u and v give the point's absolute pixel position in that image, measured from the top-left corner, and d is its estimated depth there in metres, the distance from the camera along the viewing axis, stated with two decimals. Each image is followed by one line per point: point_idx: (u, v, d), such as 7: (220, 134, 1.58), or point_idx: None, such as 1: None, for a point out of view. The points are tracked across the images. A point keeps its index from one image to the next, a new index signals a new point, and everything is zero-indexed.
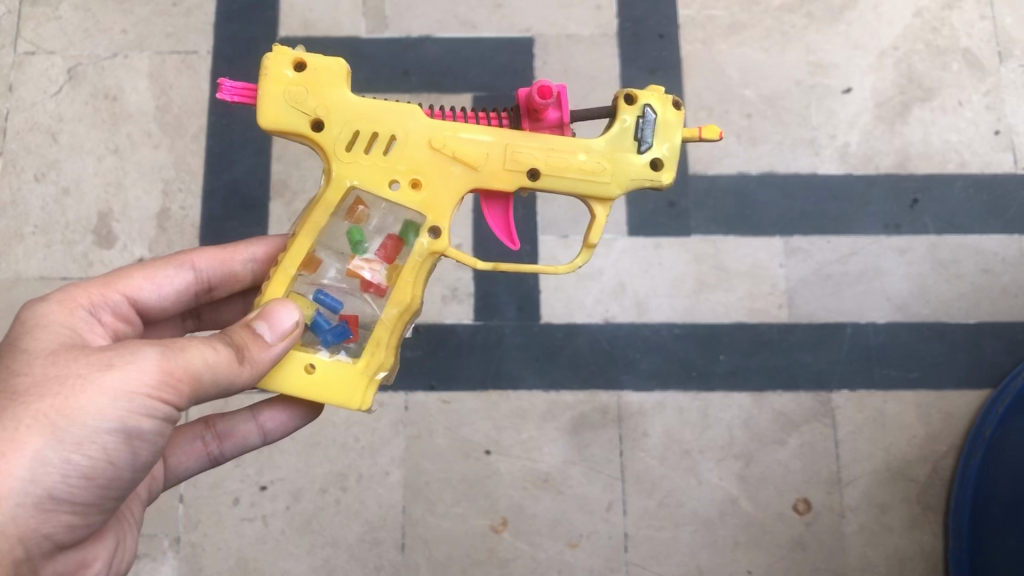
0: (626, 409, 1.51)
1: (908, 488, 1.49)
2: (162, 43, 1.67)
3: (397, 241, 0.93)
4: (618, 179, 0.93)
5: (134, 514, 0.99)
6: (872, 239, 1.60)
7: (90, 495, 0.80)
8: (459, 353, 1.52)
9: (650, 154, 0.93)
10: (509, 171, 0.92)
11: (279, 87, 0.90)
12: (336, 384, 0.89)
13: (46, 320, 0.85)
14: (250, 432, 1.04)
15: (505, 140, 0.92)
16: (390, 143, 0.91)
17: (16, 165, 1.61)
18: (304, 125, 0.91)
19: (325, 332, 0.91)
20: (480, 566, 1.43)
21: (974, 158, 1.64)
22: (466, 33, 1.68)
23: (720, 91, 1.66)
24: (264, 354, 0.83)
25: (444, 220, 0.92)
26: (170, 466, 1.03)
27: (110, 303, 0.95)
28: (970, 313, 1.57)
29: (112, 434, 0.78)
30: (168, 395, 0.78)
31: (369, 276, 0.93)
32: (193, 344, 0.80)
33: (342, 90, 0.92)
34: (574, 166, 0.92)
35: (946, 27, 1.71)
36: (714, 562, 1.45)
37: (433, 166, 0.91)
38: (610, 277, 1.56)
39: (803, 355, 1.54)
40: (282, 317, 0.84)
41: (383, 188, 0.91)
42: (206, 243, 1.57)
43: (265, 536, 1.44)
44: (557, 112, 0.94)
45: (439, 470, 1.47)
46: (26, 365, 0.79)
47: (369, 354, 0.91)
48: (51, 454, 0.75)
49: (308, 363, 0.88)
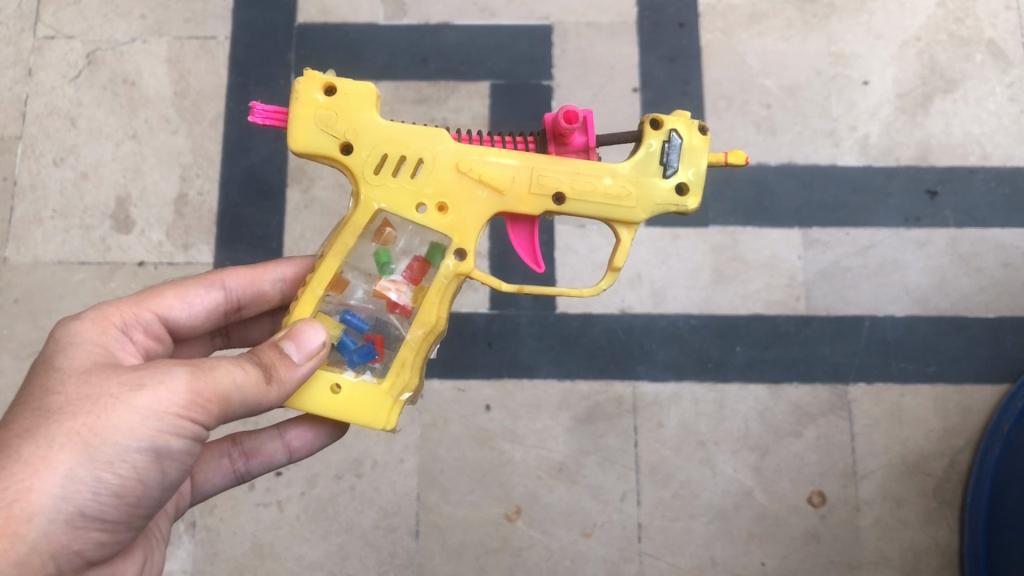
0: (643, 400, 1.50)
1: (925, 482, 1.48)
2: (182, 28, 1.67)
3: (423, 263, 0.93)
4: (643, 204, 0.92)
5: (161, 530, 0.99)
6: (891, 232, 1.59)
7: (120, 513, 0.80)
8: (476, 343, 1.52)
9: (675, 178, 0.93)
10: (534, 195, 0.91)
11: (309, 111, 0.90)
12: (360, 403, 0.89)
13: (79, 337, 0.86)
14: (276, 450, 1.04)
15: (532, 164, 0.92)
16: (417, 166, 0.91)
17: (36, 148, 1.62)
18: (334, 148, 0.91)
19: (352, 352, 0.90)
20: (494, 555, 1.44)
21: (996, 150, 1.63)
22: (485, 20, 1.67)
23: (741, 81, 1.65)
24: (290, 373, 0.83)
25: (470, 243, 0.92)
26: (197, 483, 1.04)
27: (144, 321, 0.95)
28: (989, 307, 1.56)
29: (142, 453, 0.78)
30: (196, 414, 0.79)
31: (395, 297, 0.93)
32: (222, 365, 0.80)
33: (371, 114, 0.91)
34: (599, 191, 0.92)
35: (971, 17, 1.69)
36: (728, 553, 1.45)
37: (459, 189, 0.91)
38: (627, 267, 1.56)
39: (821, 347, 1.53)
40: (310, 337, 0.85)
41: (410, 212, 0.91)
42: (225, 229, 1.57)
43: (280, 521, 1.45)
44: (583, 137, 0.94)
45: (455, 458, 1.47)
46: (59, 383, 0.80)
47: (394, 374, 0.91)
48: (83, 472, 0.76)
49: (334, 383, 0.89)
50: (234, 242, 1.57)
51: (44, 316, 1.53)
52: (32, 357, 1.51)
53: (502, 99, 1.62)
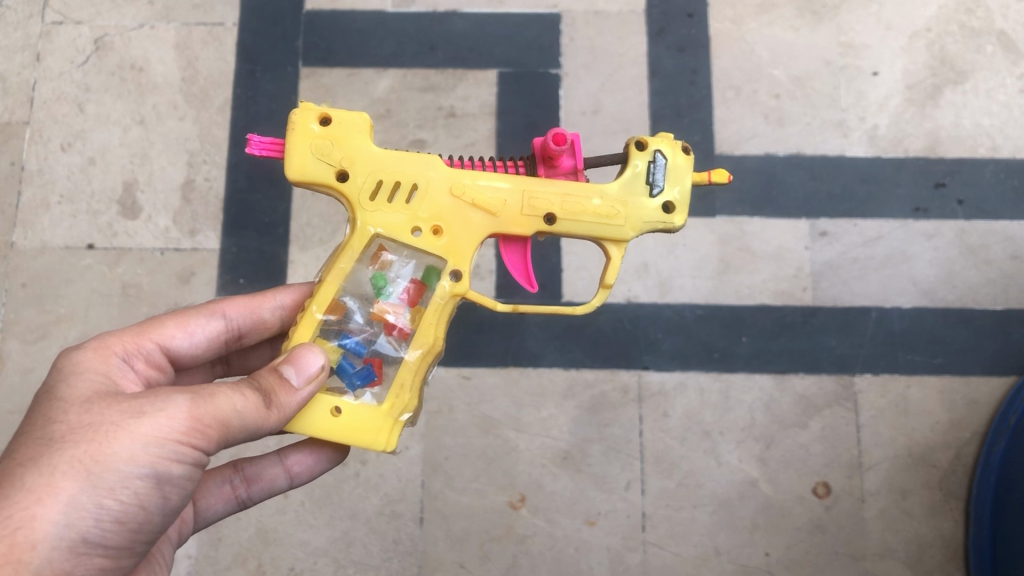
0: (648, 389, 1.50)
1: (930, 474, 1.48)
2: (190, 14, 1.67)
3: (419, 285, 0.93)
4: (631, 223, 0.93)
5: (164, 556, 0.99)
6: (899, 223, 1.58)
7: (122, 539, 0.80)
8: (481, 331, 1.52)
9: (662, 197, 0.93)
10: (527, 216, 0.92)
11: (305, 140, 0.91)
12: (360, 426, 0.89)
13: (81, 367, 0.86)
14: (277, 475, 1.05)
15: (523, 187, 0.92)
16: (412, 192, 0.92)
17: (43, 133, 1.62)
18: (330, 176, 0.91)
19: (351, 375, 0.90)
20: (498, 542, 1.44)
21: (1006, 142, 1.62)
22: (493, 8, 1.67)
23: (750, 71, 1.64)
24: (290, 398, 0.84)
25: (465, 263, 0.92)
26: (199, 509, 1.03)
27: (150, 351, 0.95)
28: (997, 299, 1.55)
29: (144, 480, 0.78)
30: (197, 441, 0.79)
31: (393, 319, 0.92)
32: (221, 391, 0.80)
33: (366, 143, 0.92)
34: (588, 211, 0.92)
35: (982, 8, 1.68)
36: (732, 543, 1.45)
37: (454, 213, 0.92)
38: (634, 256, 1.55)
39: (827, 338, 1.53)
40: (309, 361, 0.85)
41: (406, 236, 0.91)
42: (232, 216, 1.57)
43: (284, 508, 1.45)
44: (572, 160, 0.95)
45: (459, 445, 1.47)
46: (61, 412, 0.80)
47: (394, 396, 0.90)
48: (85, 499, 0.76)
49: (334, 407, 0.88)
50: (240, 229, 1.57)
51: (52, 301, 1.54)
52: (39, 342, 1.52)
53: (509, 87, 1.62)
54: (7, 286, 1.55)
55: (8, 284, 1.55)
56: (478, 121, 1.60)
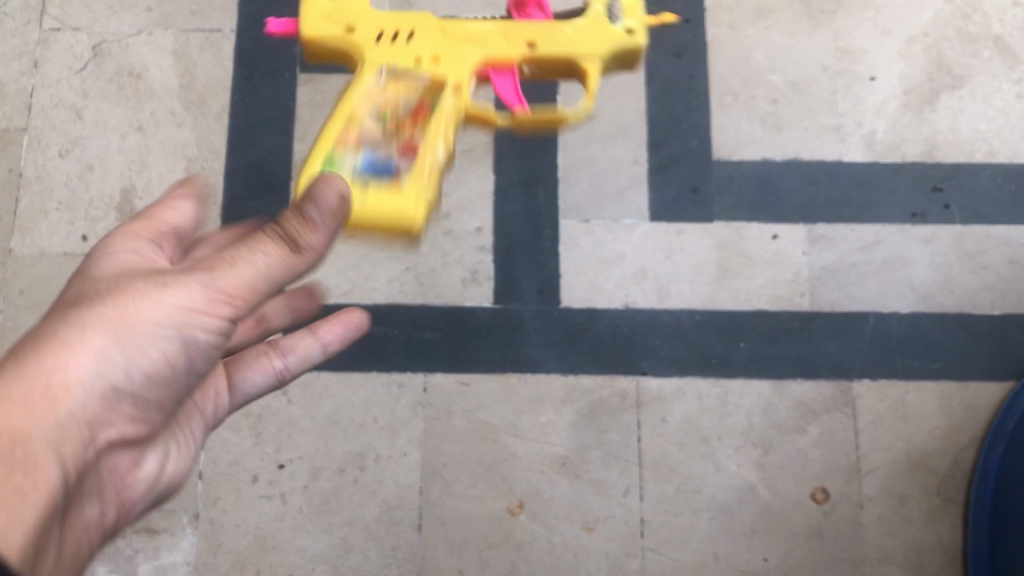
0: (646, 395, 1.50)
1: (929, 479, 1.48)
2: (188, 21, 1.67)
3: (424, 104, 1.03)
4: (598, 49, 1.06)
5: (191, 440, 0.88)
6: (896, 228, 1.58)
7: (142, 390, 0.70)
8: (480, 336, 1.52)
9: (623, 24, 1.09)
10: (510, 40, 1.05)
11: (317, 9, 1.06)
12: (388, 202, 0.93)
13: (115, 250, 0.74)
14: (309, 344, 0.97)
15: (505, 28, 1.06)
16: (410, 64, 1.04)
17: (41, 140, 1.62)
18: (339, 33, 1.06)
19: (368, 160, 0.96)
20: (497, 548, 1.44)
21: (1003, 147, 1.62)
22: (490, 14, 1.67)
23: (747, 77, 1.65)
24: (316, 236, 0.72)
25: (460, 79, 1.03)
26: (234, 382, 0.94)
27: (203, 241, 0.87)
28: (995, 304, 1.55)
29: (175, 341, 0.69)
30: (227, 305, 0.69)
31: (401, 127, 1.00)
32: (246, 251, 0.69)
33: (369, 9, 1.06)
34: (564, 38, 1.06)
35: (979, 13, 1.68)
36: (731, 549, 1.45)
37: (449, 52, 1.05)
38: (632, 262, 1.56)
39: (825, 343, 1.53)
40: (324, 187, 0.72)
41: (406, 67, 1.04)
42: (230, 222, 1.57)
43: (283, 514, 1.45)
44: (539, 13, 1.09)
45: (457, 451, 1.48)
46: (90, 283, 0.70)
47: (414, 183, 0.95)
48: (117, 355, 0.66)
49: (361, 185, 0.93)
50: None
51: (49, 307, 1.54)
52: None
53: None
54: (5, 293, 1.54)
55: (6, 291, 1.55)
56: (476, 126, 1.60)
